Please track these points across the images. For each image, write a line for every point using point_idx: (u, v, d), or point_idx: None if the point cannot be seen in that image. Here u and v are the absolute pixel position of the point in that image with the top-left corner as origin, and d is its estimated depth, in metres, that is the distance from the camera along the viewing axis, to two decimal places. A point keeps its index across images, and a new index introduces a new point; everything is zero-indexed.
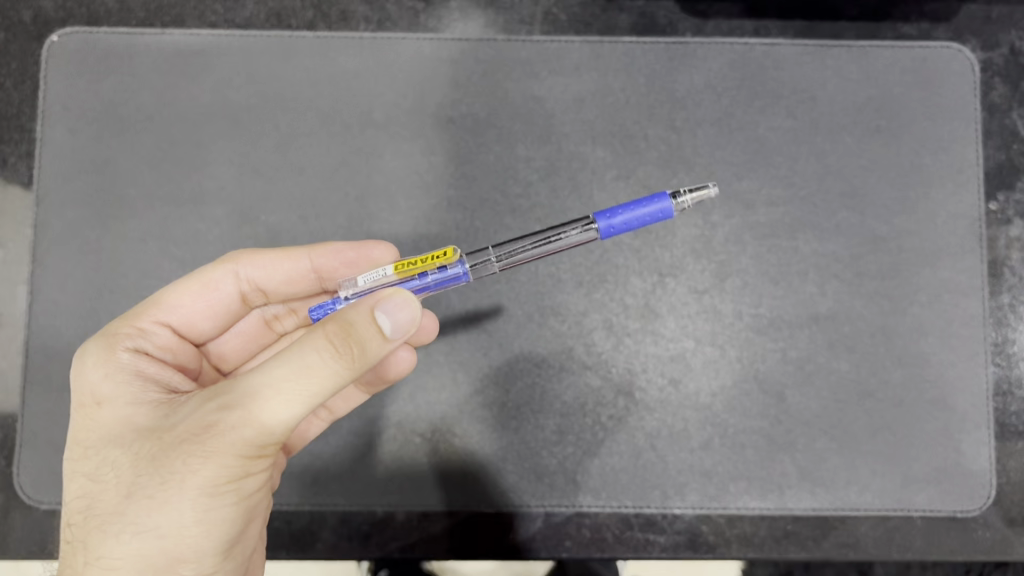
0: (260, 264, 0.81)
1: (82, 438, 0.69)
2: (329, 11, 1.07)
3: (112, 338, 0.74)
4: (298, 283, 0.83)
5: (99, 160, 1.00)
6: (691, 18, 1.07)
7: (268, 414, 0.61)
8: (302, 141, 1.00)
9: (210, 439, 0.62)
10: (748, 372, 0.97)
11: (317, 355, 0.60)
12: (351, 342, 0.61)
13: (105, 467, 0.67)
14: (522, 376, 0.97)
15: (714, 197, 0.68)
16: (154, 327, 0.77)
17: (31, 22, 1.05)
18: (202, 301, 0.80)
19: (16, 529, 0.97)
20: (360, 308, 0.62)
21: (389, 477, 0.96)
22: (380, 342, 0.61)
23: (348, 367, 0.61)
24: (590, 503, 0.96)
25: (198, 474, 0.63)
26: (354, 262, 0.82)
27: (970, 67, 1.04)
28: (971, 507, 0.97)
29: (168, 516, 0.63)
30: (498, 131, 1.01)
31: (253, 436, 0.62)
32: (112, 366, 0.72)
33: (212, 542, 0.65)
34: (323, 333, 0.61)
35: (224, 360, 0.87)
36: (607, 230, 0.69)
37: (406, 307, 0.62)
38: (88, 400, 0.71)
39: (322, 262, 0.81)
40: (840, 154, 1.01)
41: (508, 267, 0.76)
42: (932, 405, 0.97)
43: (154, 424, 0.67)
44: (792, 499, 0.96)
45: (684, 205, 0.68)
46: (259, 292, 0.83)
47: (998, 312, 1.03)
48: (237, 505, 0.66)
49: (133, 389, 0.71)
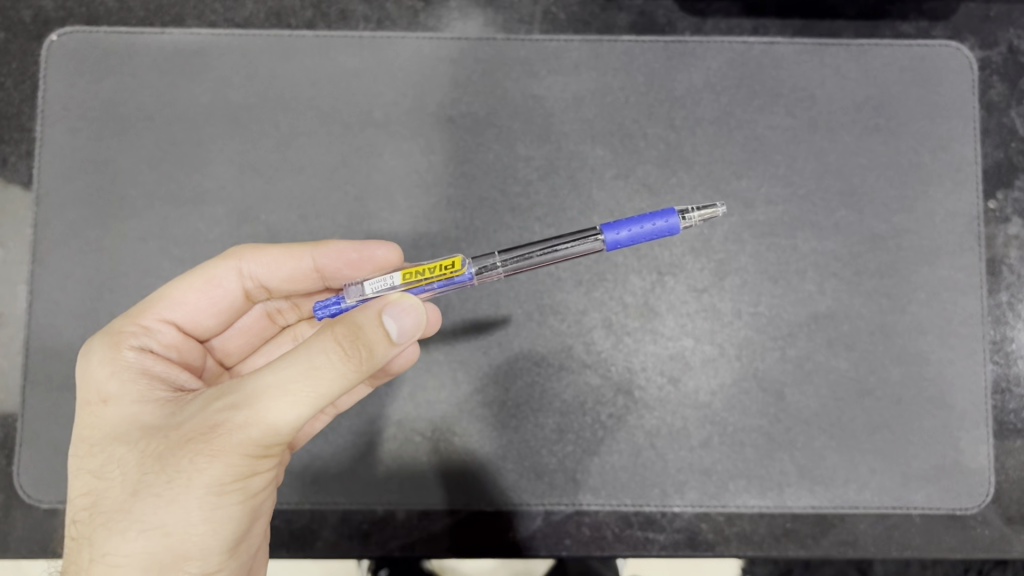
0: (264, 262, 0.81)
1: (88, 436, 0.70)
2: (328, 10, 1.07)
3: (118, 336, 0.74)
4: (301, 281, 0.84)
5: (99, 160, 1.00)
6: (690, 17, 1.07)
7: (274, 415, 0.61)
8: (302, 140, 1.00)
9: (216, 438, 0.62)
10: (747, 371, 0.98)
11: (325, 356, 0.60)
12: (359, 345, 0.61)
13: (110, 465, 0.67)
14: (522, 374, 0.98)
15: (722, 216, 0.68)
16: (158, 325, 0.77)
17: (31, 21, 1.05)
18: (206, 299, 0.80)
19: (16, 528, 0.97)
20: (367, 312, 0.62)
21: (389, 475, 0.97)
22: (387, 346, 0.62)
23: (355, 369, 0.61)
24: (590, 502, 0.96)
25: (204, 473, 0.63)
26: (357, 263, 0.83)
27: (968, 65, 1.04)
28: (970, 505, 0.97)
29: (174, 515, 0.63)
30: (498, 130, 1.01)
31: (259, 435, 0.62)
32: (119, 364, 0.72)
33: (217, 540, 0.65)
34: (331, 335, 0.61)
35: (226, 355, 0.87)
36: (613, 244, 0.70)
37: (412, 312, 0.63)
38: (94, 398, 0.71)
39: (326, 261, 0.82)
40: (839, 153, 1.01)
41: (512, 273, 0.76)
42: (931, 403, 0.98)
43: (160, 422, 0.67)
44: (792, 497, 0.96)
45: (691, 223, 0.69)
46: (262, 289, 0.83)
47: (996, 310, 1.03)
48: (242, 504, 0.66)
49: (139, 387, 0.71)
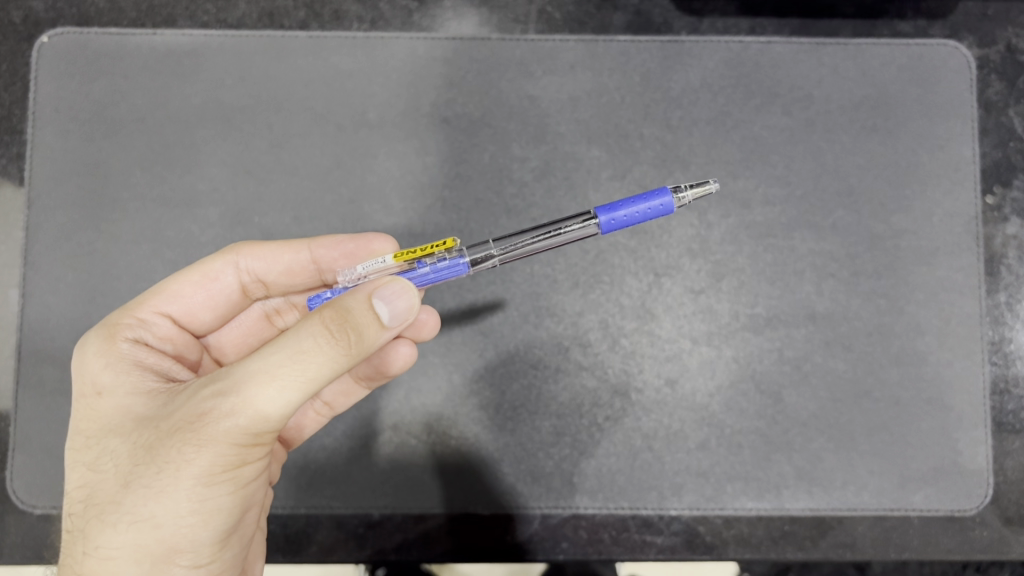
0: (261, 256, 0.81)
1: (83, 428, 0.69)
2: (321, 11, 1.06)
3: (113, 328, 0.73)
4: (298, 274, 0.83)
5: (91, 163, 0.99)
6: (687, 16, 1.06)
7: (261, 402, 0.60)
8: (296, 141, 0.99)
9: (204, 427, 0.61)
10: (745, 373, 0.97)
11: (313, 340, 0.60)
12: (348, 328, 0.60)
13: (103, 457, 0.66)
14: (519, 377, 0.97)
15: (715, 192, 0.67)
16: (155, 318, 0.77)
17: (21, 22, 1.04)
18: (203, 292, 0.80)
19: (11, 534, 0.97)
20: (357, 297, 0.62)
21: (384, 479, 0.96)
22: (377, 329, 0.62)
23: (344, 354, 0.60)
24: (587, 505, 0.96)
25: (193, 463, 0.62)
26: (354, 253, 0.82)
27: (967, 64, 1.03)
28: (968, 506, 0.96)
29: (164, 506, 0.63)
30: (493, 131, 1.00)
31: (248, 424, 0.61)
32: (114, 355, 0.71)
33: (208, 532, 0.65)
34: (319, 319, 0.60)
35: (224, 353, 0.87)
36: (608, 224, 0.68)
37: (403, 295, 0.63)
38: (89, 391, 0.70)
39: (322, 252, 0.81)
40: (836, 153, 1.00)
41: (508, 261, 0.74)
42: (929, 404, 0.97)
43: (152, 413, 0.66)
44: (790, 499, 0.95)
45: (685, 201, 0.68)
46: (259, 284, 0.82)
47: (995, 311, 1.02)
48: (234, 494, 0.65)
49: (133, 378, 0.70)
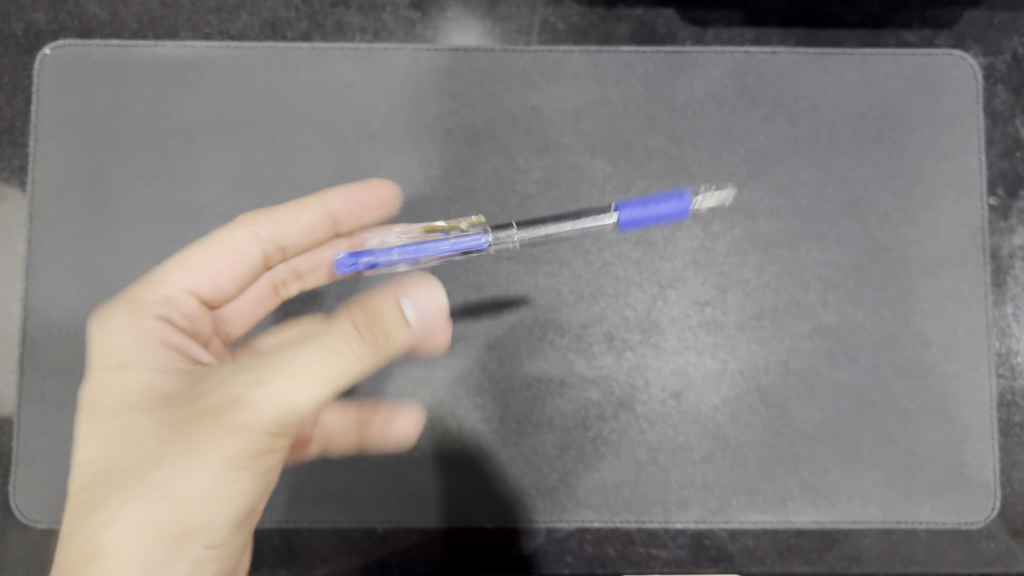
0: (279, 223, 0.88)
1: (105, 403, 0.69)
2: (324, 22, 1.05)
3: (141, 304, 0.77)
4: (314, 233, 0.91)
5: (92, 175, 0.98)
6: (691, 27, 1.05)
7: (290, 392, 0.63)
8: (298, 153, 0.99)
9: (235, 410, 0.64)
10: (750, 385, 0.96)
11: (344, 338, 0.64)
12: (377, 330, 0.65)
13: (123, 432, 0.67)
14: (523, 389, 0.96)
15: (727, 200, 0.75)
16: (179, 294, 0.82)
17: (23, 35, 1.04)
18: (224, 267, 0.86)
19: (14, 548, 0.97)
20: (387, 296, 0.67)
21: (388, 492, 0.95)
22: (405, 330, 0.67)
23: (373, 353, 0.64)
24: (592, 519, 0.95)
25: (219, 445, 0.64)
26: (364, 204, 0.93)
27: (973, 73, 1.02)
28: (976, 519, 0.96)
29: (185, 486, 0.63)
30: (496, 142, 0.99)
31: (276, 412, 0.63)
32: (142, 332, 0.74)
33: (224, 519, 0.65)
34: (350, 319, 0.65)
35: (233, 326, 0.91)
36: (626, 223, 0.70)
37: (430, 297, 0.69)
38: (113, 365, 0.72)
39: (337, 206, 0.90)
40: (842, 163, 1.00)
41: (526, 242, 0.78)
42: (935, 416, 0.96)
43: (180, 392, 0.69)
44: (795, 512, 0.95)
45: (701, 205, 0.73)
46: (279, 251, 0.89)
47: (1001, 322, 1.02)
48: (252, 481, 0.66)
49: (161, 355, 0.74)
